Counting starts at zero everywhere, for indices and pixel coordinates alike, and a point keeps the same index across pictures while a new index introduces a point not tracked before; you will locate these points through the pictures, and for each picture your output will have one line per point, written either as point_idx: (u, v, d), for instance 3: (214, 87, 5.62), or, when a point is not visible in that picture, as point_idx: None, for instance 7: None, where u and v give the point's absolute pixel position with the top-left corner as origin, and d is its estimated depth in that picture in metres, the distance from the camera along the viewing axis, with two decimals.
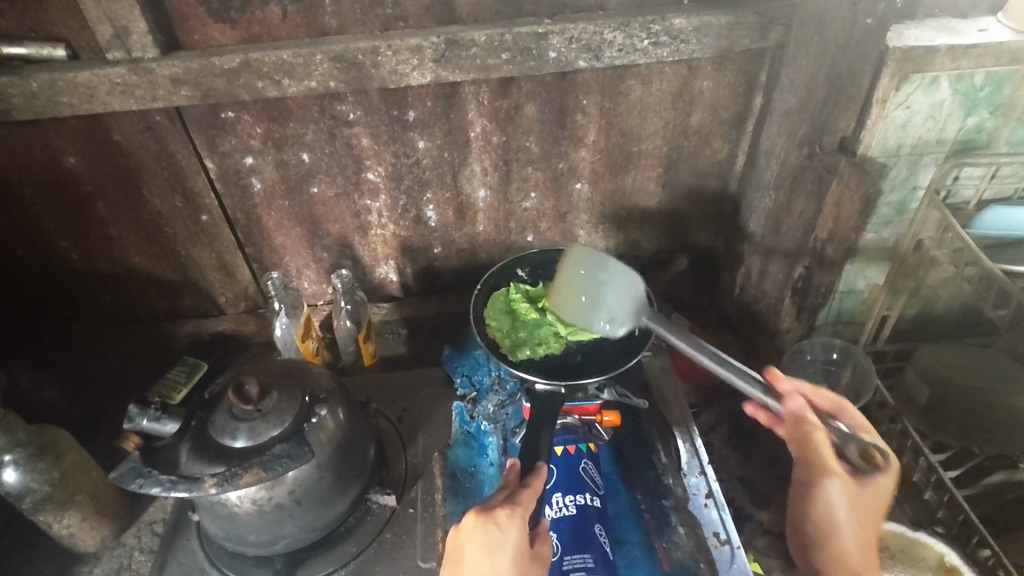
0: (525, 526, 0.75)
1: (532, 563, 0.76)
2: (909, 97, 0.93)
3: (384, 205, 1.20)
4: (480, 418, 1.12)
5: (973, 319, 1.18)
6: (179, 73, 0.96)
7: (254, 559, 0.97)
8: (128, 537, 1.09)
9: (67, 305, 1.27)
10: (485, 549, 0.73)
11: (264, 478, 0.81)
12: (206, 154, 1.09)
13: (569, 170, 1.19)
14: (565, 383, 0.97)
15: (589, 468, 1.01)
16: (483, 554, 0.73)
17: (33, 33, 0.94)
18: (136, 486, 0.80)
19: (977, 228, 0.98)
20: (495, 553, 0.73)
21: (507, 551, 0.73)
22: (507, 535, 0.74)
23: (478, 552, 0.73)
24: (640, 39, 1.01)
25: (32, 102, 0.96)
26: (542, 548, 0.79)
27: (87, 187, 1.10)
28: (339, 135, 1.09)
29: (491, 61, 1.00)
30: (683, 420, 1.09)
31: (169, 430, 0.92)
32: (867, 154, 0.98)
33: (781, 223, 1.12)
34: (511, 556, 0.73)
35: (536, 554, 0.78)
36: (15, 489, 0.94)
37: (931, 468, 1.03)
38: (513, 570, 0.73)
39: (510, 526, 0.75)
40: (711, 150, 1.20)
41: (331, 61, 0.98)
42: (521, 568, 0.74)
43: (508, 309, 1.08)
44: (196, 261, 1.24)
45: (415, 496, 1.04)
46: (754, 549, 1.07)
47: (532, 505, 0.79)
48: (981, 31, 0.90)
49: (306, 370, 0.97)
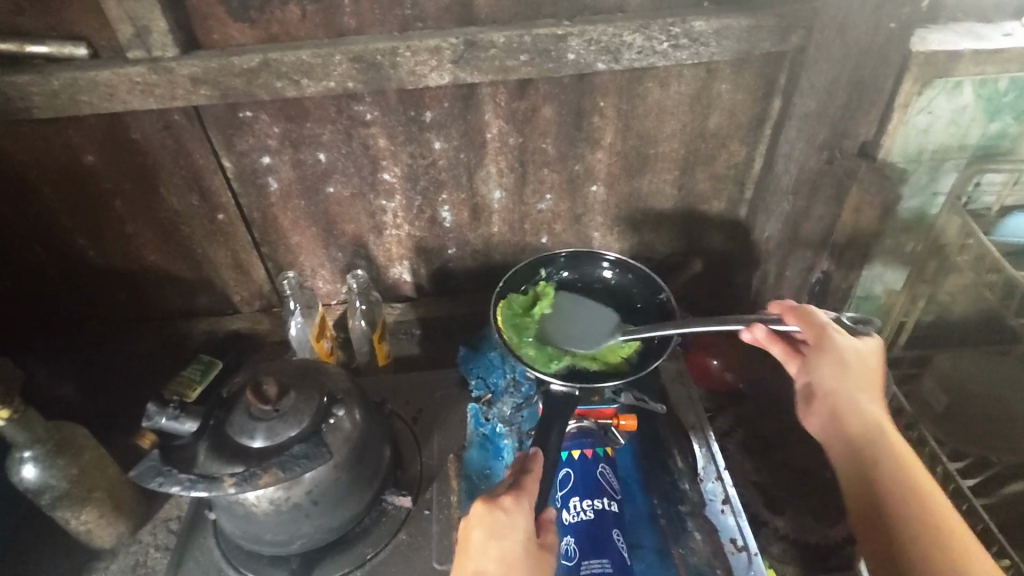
0: (530, 510, 0.76)
1: (542, 551, 0.75)
2: (932, 102, 0.93)
3: (399, 205, 1.20)
4: (495, 419, 1.11)
5: (993, 325, 1.17)
6: (198, 72, 0.96)
7: (270, 558, 0.97)
8: (144, 534, 1.09)
9: (84, 302, 1.28)
10: (493, 533, 0.73)
11: (282, 479, 0.81)
12: (224, 153, 1.09)
13: (585, 172, 1.19)
14: (582, 386, 0.96)
15: (606, 472, 1.00)
16: (488, 538, 0.73)
17: (54, 32, 0.94)
18: (155, 485, 0.80)
19: (999, 235, 0.98)
20: (502, 537, 0.73)
21: (514, 536, 0.73)
22: (514, 520, 0.74)
23: (485, 535, 0.73)
24: (659, 41, 1.00)
25: (53, 101, 0.97)
26: (550, 537, 0.78)
27: (105, 184, 1.11)
28: (356, 135, 1.10)
29: (510, 63, 1.00)
30: (700, 426, 1.10)
31: (187, 430, 0.91)
32: (888, 159, 0.99)
33: (799, 228, 1.11)
34: (521, 541, 0.73)
35: (544, 544, 0.77)
36: (34, 485, 0.94)
37: (950, 476, 1.03)
38: (521, 556, 0.72)
39: (516, 511, 0.75)
40: (728, 153, 1.19)
41: (350, 62, 0.98)
42: (531, 555, 0.73)
43: (511, 319, 1.08)
44: (212, 259, 1.24)
45: (431, 497, 1.04)
46: (770, 556, 1.06)
47: (537, 491, 0.79)
48: (1006, 35, 0.90)
49: (322, 370, 0.97)
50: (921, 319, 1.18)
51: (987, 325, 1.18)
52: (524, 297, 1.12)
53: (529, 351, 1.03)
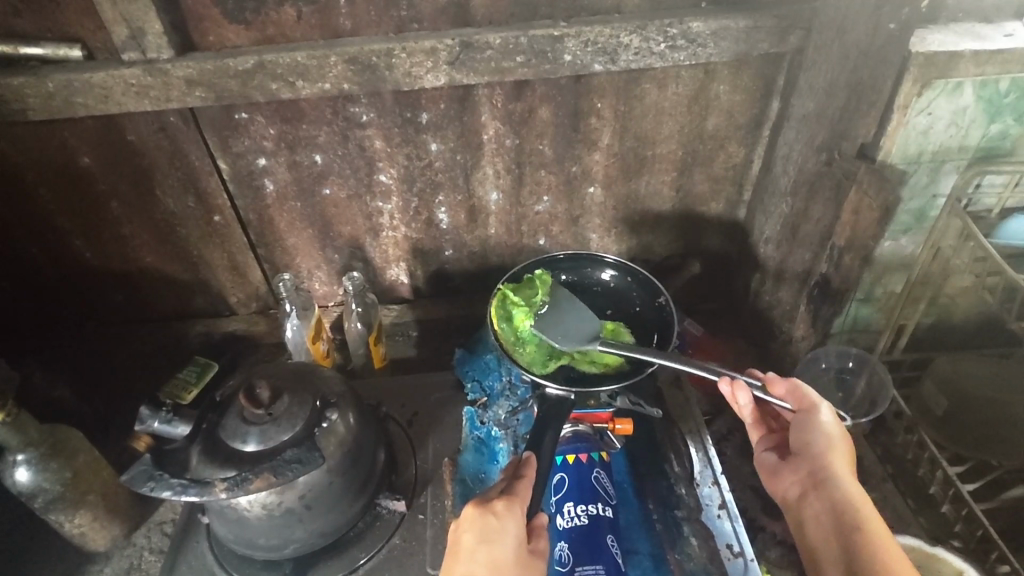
0: (521, 516, 0.75)
1: (530, 558, 0.74)
2: (932, 103, 0.91)
3: (396, 207, 1.20)
4: (491, 423, 1.11)
5: (993, 327, 1.16)
6: (193, 74, 0.96)
7: (263, 563, 0.97)
8: (139, 537, 1.09)
9: (81, 304, 1.27)
10: (484, 538, 0.72)
11: (274, 483, 0.81)
12: (219, 155, 1.09)
13: (582, 173, 1.18)
14: (577, 391, 0.95)
15: (601, 477, 0.99)
16: (478, 542, 0.72)
17: (50, 33, 0.94)
18: (147, 490, 0.80)
19: (1000, 237, 0.97)
20: (492, 541, 0.72)
21: (504, 541, 0.72)
22: (504, 525, 0.73)
23: (475, 539, 0.72)
24: (656, 42, 1.00)
25: (48, 103, 0.97)
26: (541, 543, 0.77)
27: (101, 186, 1.10)
28: (352, 136, 1.09)
29: (505, 64, 1.00)
30: (696, 430, 1.09)
31: (179, 433, 0.93)
32: (888, 161, 0.96)
33: (798, 230, 1.10)
34: (511, 547, 0.72)
35: (534, 550, 0.76)
36: (27, 488, 0.94)
37: (948, 481, 1.02)
38: (510, 562, 0.71)
39: (507, 516, 0.74)
40: (726, 155, 1.18)
41: (345, 63, 0.97)
42: (520, 561, 0.72)
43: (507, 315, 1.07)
44: (208, 261, 1.24)
45: (425, 501, 1.04)
46: (767, 560, 1.05)
47: (529, 496, 0.78)
48: (1007, 36, 0.88)
49: (317, 373, 0.97)
50: (920, 322, 1.17)
51: (988, 327, 1.17)
52: (526, 286, 1.10)
53: (527, 355, 1.04)
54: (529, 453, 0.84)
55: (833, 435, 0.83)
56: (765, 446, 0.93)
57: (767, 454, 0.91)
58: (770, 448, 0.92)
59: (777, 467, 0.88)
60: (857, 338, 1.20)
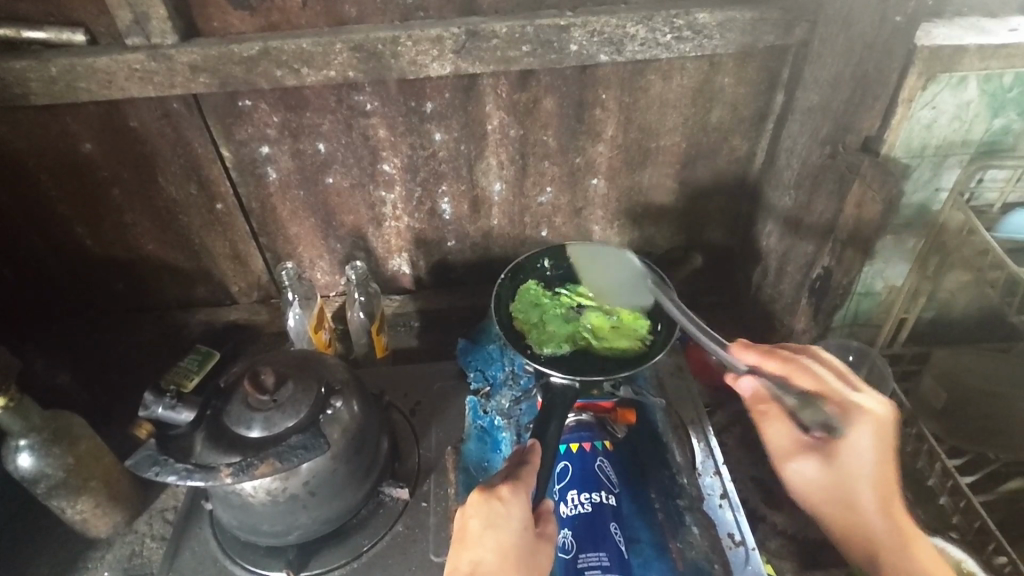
0: (528, 501, 0.75)
1: (538, 541, 0.75)
2: (936, 97, 0.92)
3: (399, 197, 1.19)
4: (494, 412, 1.11)
5: (992, 322, 1.17)
6: (197, 60, 0.95)
7: (267, 549, 0.97)
8: (141, 524, 1.09)
9: (81, 291, 1.27)
10: (489, 522, 0.73)
11: (278, 469, 0.81)
12: (223, 142, 1.08)
13: (586, 165, 1.18)
14: (582, 378, 0.94)
15: (604, 466, 1.00)
16: (485, 527, 0.72)
17: (52, 18, 0.94)
18: (152, 474, 0.80)
19: (1001, 232, 0.98)
20: (498, 526, 0.72)
21: (512, 525, 0.73)
22: (510, 509, 0.73)
23: (482, 524, 0.73)
24: (662, 33, 1.00)
25: (50, 87, 0.96)
26: (548, 527, 0.77)
27: (103, 173, 1.10)
28: (356, 126, 1.09)
29: (511, 54, 1.00)
30: (698, 420, 1.09)
31: (183, 419, 0.94)
32: (890, 154, 0.97)
33: (800, 224, 1.10)
34: (516, 529, 0.72)
35: (541, 534, 0.76)
36: (29, 474, 0.94)
37: (947, 472, 1.02)
38: (516, 546, 0.72)
39: (513, 500, 0.74)
40: (729, 148, 1.19)
41: (350, 51, 0.97)
42: (527, 545, 0.73)
43: (534, 298, 1.10)
44: (210, 249, 1.23)
45: (428, 489, 1.04)
46: (767, 551, 1.06)
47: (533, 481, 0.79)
48: (1011, 31, 0.89)
49: (320, 361, 0.97)
50: (921, 316, 1.17)
51: (988, 322, 1.18)
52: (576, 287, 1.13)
53: (549, 327, 1.05)
54: (536, 442, 0.84)
55: (867, 442, 0.78)
56: (798, 446, 0.84)
57: (800, 465, 0.83)
58: (806, 452, 0.83)
59: (845, 478, 0.79)
60: (858, 331, 1.20)
